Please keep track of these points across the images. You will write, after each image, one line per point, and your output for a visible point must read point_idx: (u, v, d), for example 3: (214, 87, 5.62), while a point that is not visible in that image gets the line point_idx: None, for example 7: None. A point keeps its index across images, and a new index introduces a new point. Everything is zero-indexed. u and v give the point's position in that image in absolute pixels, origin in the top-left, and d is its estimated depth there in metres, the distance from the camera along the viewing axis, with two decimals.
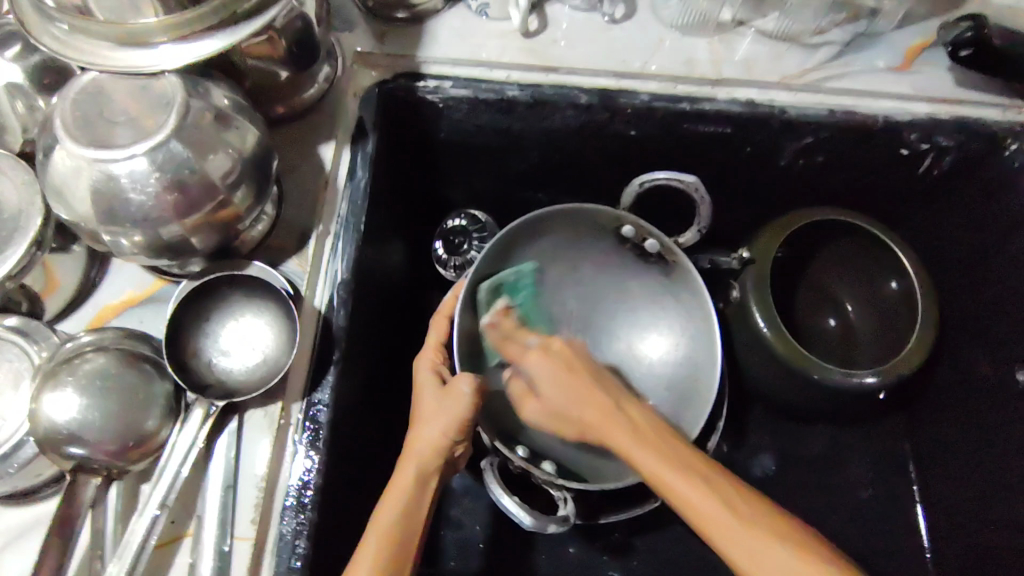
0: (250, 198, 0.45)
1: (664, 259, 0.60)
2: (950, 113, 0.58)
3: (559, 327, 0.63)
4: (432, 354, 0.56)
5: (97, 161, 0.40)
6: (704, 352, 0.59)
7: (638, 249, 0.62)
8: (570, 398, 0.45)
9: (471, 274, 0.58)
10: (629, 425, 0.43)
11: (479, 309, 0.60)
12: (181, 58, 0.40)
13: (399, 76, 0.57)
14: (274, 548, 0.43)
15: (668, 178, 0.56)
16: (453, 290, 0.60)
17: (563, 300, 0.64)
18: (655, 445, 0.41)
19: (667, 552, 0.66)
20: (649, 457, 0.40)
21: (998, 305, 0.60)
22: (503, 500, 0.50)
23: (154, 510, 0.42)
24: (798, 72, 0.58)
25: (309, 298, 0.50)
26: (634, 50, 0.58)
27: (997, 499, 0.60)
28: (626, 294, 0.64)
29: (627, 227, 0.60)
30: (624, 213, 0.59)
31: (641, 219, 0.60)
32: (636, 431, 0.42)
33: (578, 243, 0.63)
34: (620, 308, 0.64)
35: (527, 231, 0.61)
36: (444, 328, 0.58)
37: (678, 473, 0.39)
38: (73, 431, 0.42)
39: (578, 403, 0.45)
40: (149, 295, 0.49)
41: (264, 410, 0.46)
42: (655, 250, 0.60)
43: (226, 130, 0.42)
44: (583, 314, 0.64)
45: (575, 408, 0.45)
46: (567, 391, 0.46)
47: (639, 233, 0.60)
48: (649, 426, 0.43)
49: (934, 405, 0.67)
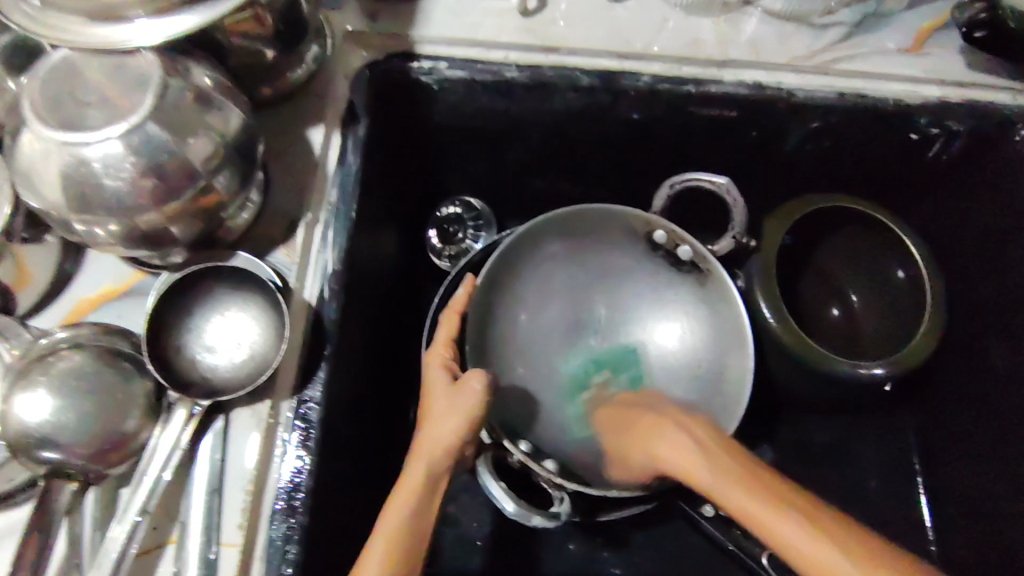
0: (234, 184, 0.42)
1: (698, 269, 0.57)
2: (962, 96, 0.56)
3: (587, 334, 0.61)
4: (441, 349, 0.52)
5: (67, 144, 0.37)
6: (733, 371, 0.56)
7: (670, 255, 0.58)
8: (647, 438, 0.48)
9: (483, 273, 0.56)
10: (716, 458, 0.43)
11: (486, 305, 0.58)
12: (158, 34, 0.37)
13: (392, 56, 0.54)
14: (263, 554, 0.41)
15: (697, 178, 0.54)
16: (466, 287, 0.55)
17: (593, 307, 0.62)
18: (747, 483, 0.40)
19: (669, 547, 0.64)
20: (751, 497, 0.39)
21: (1008, 294, 0.59)
22: (492, 488, 0.51)
23: (135, 517, 0.39)
24: (807, 54, 0.56)
25: (298, 291, 0.47)
26: (636, 31, 0.56)
27: (1006, 493, 0.58)
28: (660, 302, 0.60)
29: (658, 232, 0.57)
30: (656, 219, 0.56)
31: (675, 227, 0.56)
32: (724, 465, 0.42)
33: (603, 242, 0.60)
34: (653, 317, 0.60)
35: (550, 229, 0.58)
36: (455, 323, 0.54)
37: (778, 513, 0.38)
38: (45, 435, 0.40)
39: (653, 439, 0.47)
40: (128, 288, 0.46)
41: (251, 409, 0.44)
42: (688, 258, 0.57)
43: (207, 111, 0.40)
44: (614, 324, 0.61)
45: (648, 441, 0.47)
46: (655, 429, 0.47)
47: (670, 239, 0.57)
48: (730, 455, 0.43)
49: (942, 395, 0.66)
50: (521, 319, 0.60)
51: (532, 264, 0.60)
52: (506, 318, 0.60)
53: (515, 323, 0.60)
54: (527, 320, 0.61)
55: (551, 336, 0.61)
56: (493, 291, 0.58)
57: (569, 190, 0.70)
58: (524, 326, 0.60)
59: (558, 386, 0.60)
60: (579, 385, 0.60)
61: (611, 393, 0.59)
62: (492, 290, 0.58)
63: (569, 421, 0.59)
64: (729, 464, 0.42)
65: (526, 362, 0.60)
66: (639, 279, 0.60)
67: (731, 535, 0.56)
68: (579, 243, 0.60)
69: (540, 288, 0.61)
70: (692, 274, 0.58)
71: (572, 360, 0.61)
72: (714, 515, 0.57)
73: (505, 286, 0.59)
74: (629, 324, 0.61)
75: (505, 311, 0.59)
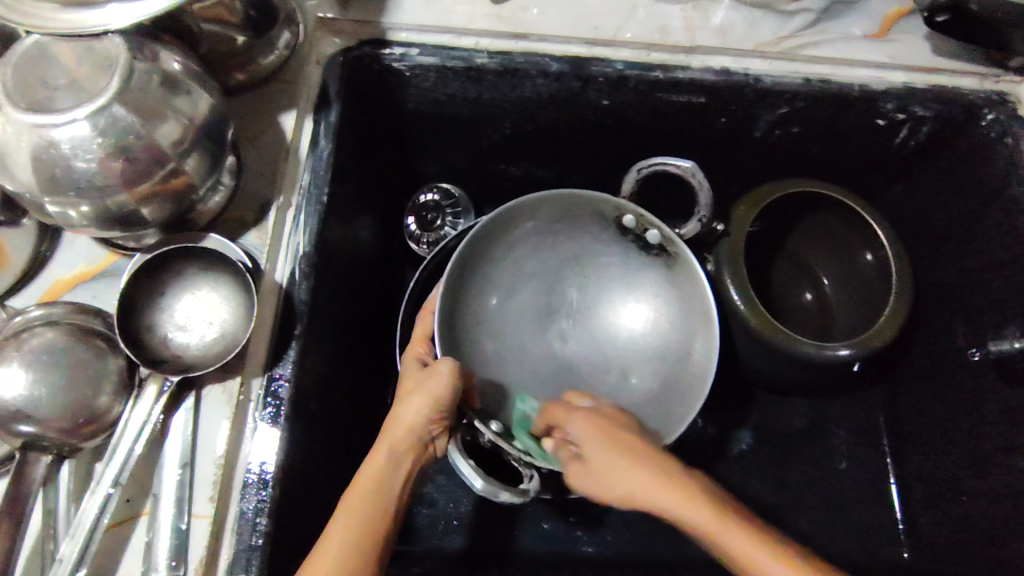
0: (203, 167, 0.43)
1: (664, 252, 0.58)
2: (928, 82, 0.57)
3: (557, 317, 0.62)
4: (416, 343, 0.55)
5: (37, 127, 0.38)
6: (699, 354, 0.57)
7: (640, 240, 0.59)
8: (655, 494, 0.43)
9: (451, 261, 0.56)
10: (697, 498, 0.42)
11: (459, 292, 0.59)
12: (127, 17, 0.38)
13: (364, 43, 0.55)
14: (235, 526, 0.42)
15: (662, 161, 0.54)
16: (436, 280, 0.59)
17: (564, 289, 0.62)
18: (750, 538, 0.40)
19: (642, 526, 0.66)
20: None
21: (972, 276, 0.60)
22: (461, 466, 0.50)
23: (107, 489, 0.41)
24: (774, 40, 0.57)
25: (269, 272, 0.48)
26: (607, 17, 0.57)
27: (970, 470, 0.60)
28: (629, 285, 0.60)
29: (627, 217, 0.58)
30: (626, 203, 0.57)
31: (642, 210, 0.58)
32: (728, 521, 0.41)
33: (575, 227, 0.61)
34: (622, 300, 0.61)
35: (521, 212, 0.59)
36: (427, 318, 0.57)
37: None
38: (20, 409, 0.41)
39: (663, 491, 0.42)
40: (102, 270, 0.47)
41: (222, 386, 0.45)
42: (657, 242, 0.58)
43: (175, 95, 0.41)
44: (586, 306, 0.62)
45: (661, 499, 0.43)
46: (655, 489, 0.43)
47: (639, 224, 0.58)
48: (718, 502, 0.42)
49: (908, 376, 0.68)
50: (493, 304, 0.61)
51: (501, 250, 0.60)
52: (479, 302, 0.60)
53: (489, 307, 0.61)
54: (499, 304, 0.61)
55: (524, 319, 0.62)
56: (462, 276, 0.58)
57: (544, 176, 0.71)
58: (495, 310, 0.61)
59: (529, 368, 0.61)
60: (550, 367, 0.61)
61: (581, 375, 0.61)
62: (463, 275, 0.58)
63: (542, 402, 0.60)
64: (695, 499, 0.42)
65: (499, 346, 0.61)
66: (608, 262, 0.61)
67: None
68: (551, 227, 0.61)
69: (509, 275, 0.61)
70: (659, 257, 0.58)
71: (542, 341, 0.62)
72: None
73: (478, 270, 0.60)
74: (600, 307, 0.61)
75: (478, 294, 0.60)
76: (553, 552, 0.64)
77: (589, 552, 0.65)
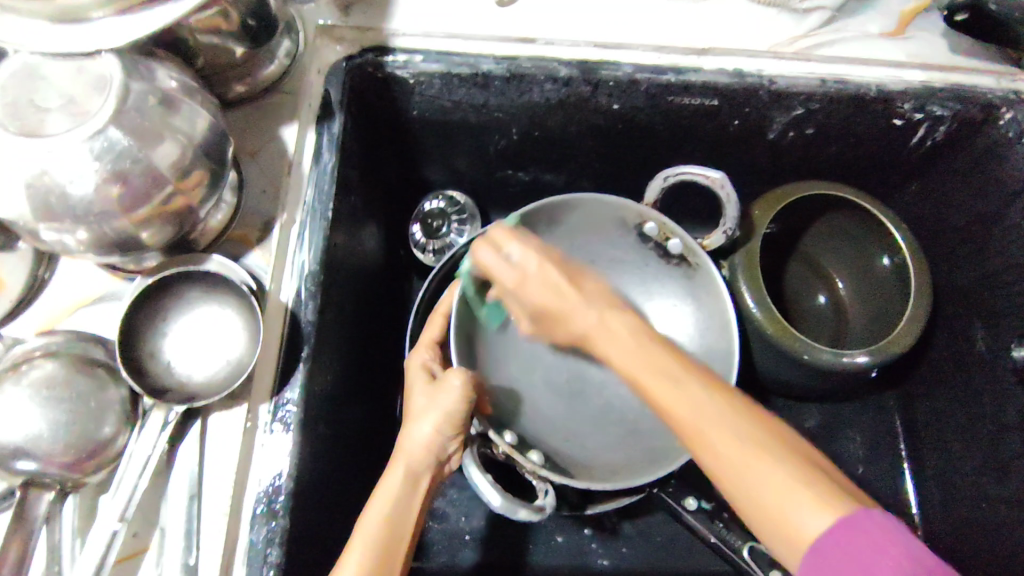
0: (204, 187, 0.42)
1: (685, 262, 0.57)
2: (945, 80, 0.55)
3: None
4: (424, 351, 0.52)
5: (29, 153, 0.36)
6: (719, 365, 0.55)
7: (660, 248, 0.58)
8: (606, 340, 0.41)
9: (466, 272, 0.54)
10: (642, 347, 0.39)
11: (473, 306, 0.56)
12: (121, 36, 0.36)
13: (366, 51, 0.53)
14: (245, 557, 0.41)
15: (691, 173, 0.52)
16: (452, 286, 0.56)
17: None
18: (673, 369, 0.37)
19: (657, 537, 0.65)
20: (698, 393, 0.36)
21: (994, 281, 0.58)
22: (474, 476, 0.47)
23: (113, 525, 0.39)
24: (789, 40, 0.55)
25: (276, 292, 0.47)
26: (616, 20, 0.55)
27: (991, 477, 0.59)
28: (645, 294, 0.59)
29: (649, 224, 0.56)
30: (647, 209, 0.55)
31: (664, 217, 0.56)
32: (722, 397, 0.36)
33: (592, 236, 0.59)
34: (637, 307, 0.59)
35: (542, 216, 0.56)
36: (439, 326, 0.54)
37: (717, 415, 0.35)
38: (21, 446, 0.40)
39: (608, 333, 0.41)
40: (101, 295, 0.46)
41: (229, 413, 0.44)
42: (677, 251, 0.56)
43: (173, 115, 0.39)
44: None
45: (605, 342, 0.41)
46: (674, 384, 0.37)
47: (661, 231, 0.56)
48: (658, 342, 0.39)
49: (925, 379, 0.67)
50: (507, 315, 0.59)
51: None
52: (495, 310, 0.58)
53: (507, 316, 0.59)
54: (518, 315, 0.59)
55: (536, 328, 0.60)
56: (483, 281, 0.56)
57: (552, 181, 0.69)
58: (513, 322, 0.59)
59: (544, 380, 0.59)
60: (565, 378, 0.59)
61: (596, 386, 0.59)
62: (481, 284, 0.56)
63: (554, 415, 0.58)
64: (638, 342, 0.39)
65: (514, 355, 0.59)
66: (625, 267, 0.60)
67: (714, 528, 0.57)
68: (564, 230, 0.58)
69: None
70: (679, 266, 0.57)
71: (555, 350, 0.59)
72: (698, 508, 0.58)
73: None
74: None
75: None
76: (567, 564, 0.63)
77: (604, 565, 0.64)
